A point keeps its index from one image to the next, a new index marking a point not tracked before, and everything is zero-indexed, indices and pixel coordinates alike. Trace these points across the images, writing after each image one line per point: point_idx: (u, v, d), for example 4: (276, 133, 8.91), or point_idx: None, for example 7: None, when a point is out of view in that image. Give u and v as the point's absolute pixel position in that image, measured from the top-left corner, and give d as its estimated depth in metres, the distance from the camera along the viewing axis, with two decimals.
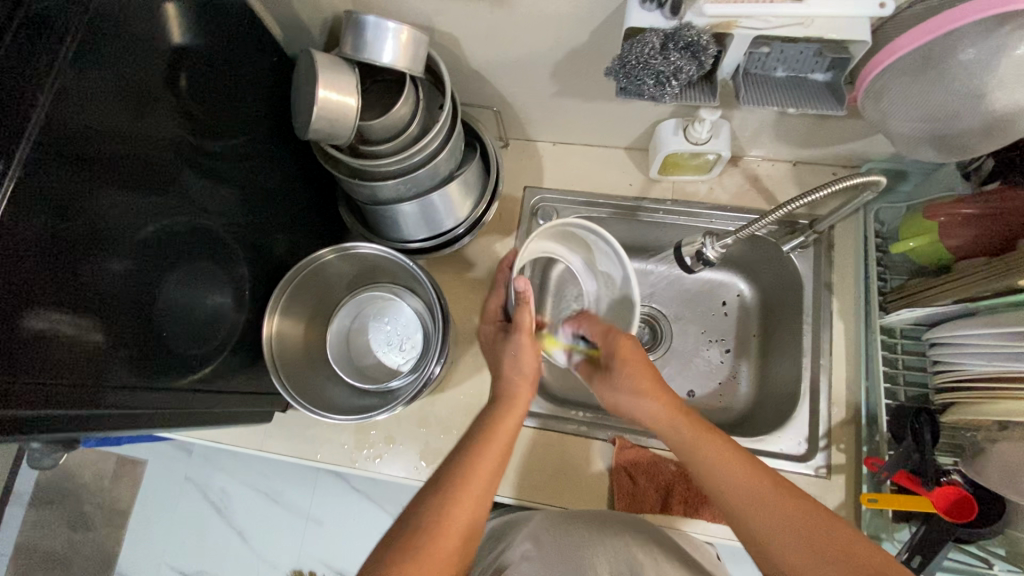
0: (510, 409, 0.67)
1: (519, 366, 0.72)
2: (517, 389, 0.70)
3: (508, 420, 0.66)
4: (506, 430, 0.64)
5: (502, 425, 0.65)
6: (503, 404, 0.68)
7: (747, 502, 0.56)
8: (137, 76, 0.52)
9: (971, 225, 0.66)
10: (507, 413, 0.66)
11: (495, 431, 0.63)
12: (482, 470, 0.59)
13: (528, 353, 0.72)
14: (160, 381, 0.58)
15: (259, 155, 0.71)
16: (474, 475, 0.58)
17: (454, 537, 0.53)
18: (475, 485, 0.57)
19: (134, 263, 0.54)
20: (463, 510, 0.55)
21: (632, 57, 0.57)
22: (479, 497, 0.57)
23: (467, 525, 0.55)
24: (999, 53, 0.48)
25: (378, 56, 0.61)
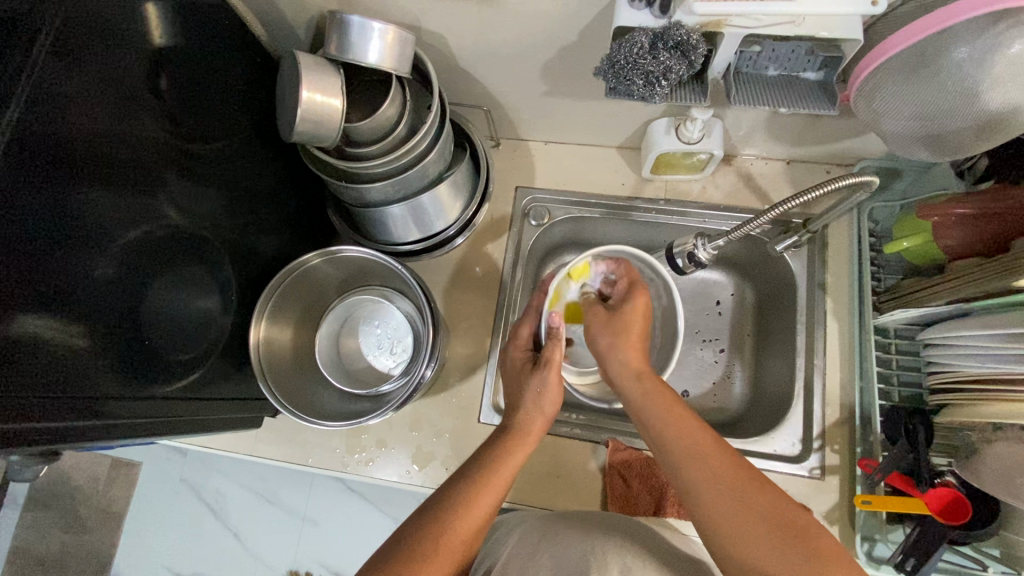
0: (516, 444, 0.63)
1: (541, 404, 0.66)
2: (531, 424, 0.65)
3: (516, 458, 0.62)
4: (510, 469, 0.61)
5: (507, 460, 0.61)
6: (511, 440, 0.63)
7: (701, 477, 0.53)
8: (114, 79, 0.51)
9: (966, 224, 0.65)
10: (514, 446, 0.63)
11: (500, 465, 0.60)
12: (479, 507, 0.57)
13: (551, 394, 0.66)
14: (147, 389, 0.57)
15: (244, 157, 0.69)
16: (474, 507, 0.56)
17: (444, 563, 0.53)
18: (472, 514, 0.56)
19: (116, 270, 0.53)
20: (461, 539, 0.55)
21: (620, 57, 0.56)
22: (477, 528, 0.56)
23: (460, 553, 0.54)
24: (993, 52, 0.48)
25: (363, 56, 0.60)
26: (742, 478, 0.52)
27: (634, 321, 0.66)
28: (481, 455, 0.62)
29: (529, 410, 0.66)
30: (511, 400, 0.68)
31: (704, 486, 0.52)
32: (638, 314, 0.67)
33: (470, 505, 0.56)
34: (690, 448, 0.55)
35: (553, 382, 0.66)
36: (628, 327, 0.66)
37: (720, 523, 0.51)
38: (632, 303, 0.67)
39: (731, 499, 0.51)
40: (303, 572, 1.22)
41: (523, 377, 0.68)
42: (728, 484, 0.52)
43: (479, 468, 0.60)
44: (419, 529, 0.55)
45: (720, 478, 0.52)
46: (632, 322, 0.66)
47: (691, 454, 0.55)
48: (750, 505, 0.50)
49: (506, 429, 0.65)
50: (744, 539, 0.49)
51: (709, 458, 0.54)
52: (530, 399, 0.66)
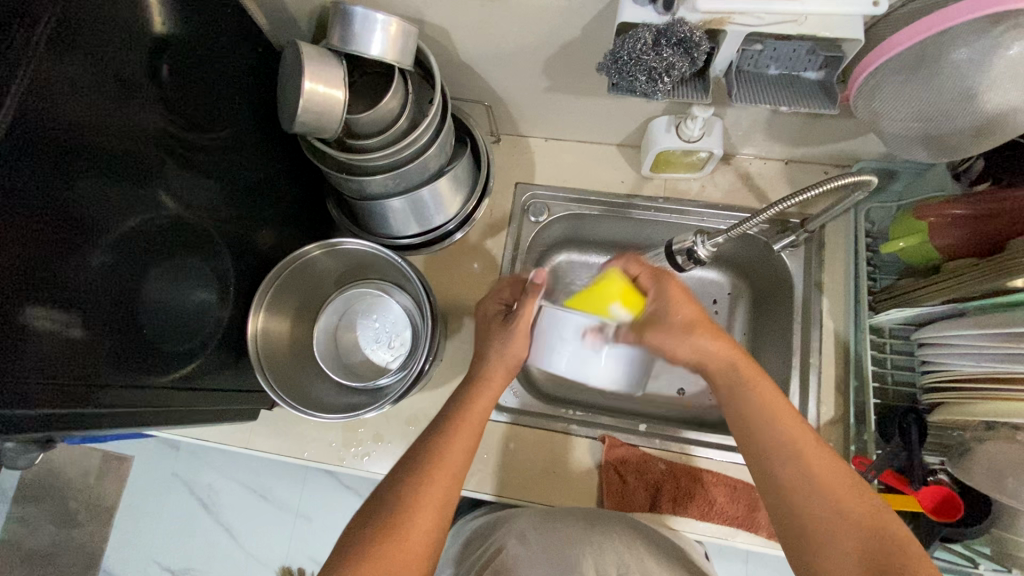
0: (478, 393, 0.64)
1: (505, 353, 0.67)
2: (492, 371, 0.66)
3: (481, 406, 0.63)
4: (474, 420, 0.62)
5: (472, 408, 0.63)
6: (473, 390, 0.65)
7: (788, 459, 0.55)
8: (114, 65, 0.50)
9: (963, 225, 0.65)
10: (477, 395, 0.64)
11: (463, 418, 0.61)
12: (446, 468, 0.57)
13: (519, 338, 0.67)
14: (145, 379, 0.57)
15: (244, 148, 0.69)
16: (447, 457, 0.57)
17: (427, 516, 0.54)
18: (445, 463, 0.57)
19: (115, 258, 0.52)
20: (440, 491, 0.55)
21: (624, 53, 0.56)
22: (453, 478, 0.57)
23: (439, 504, 0.55)
24: (993, 53, 0.48)
25: (366, 48, 0.60)
26: (850, 492, 0.53)
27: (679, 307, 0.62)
28: (445, 413, 0.62)
29: (495, 357, 0.67)
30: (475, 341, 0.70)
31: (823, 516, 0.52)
32: (676, 300, 0.63)
33: (441, 455, 0.57)
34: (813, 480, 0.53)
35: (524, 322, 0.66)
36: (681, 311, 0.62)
37: (810, 532, 0.52)
38: (664, 290, 0.63)
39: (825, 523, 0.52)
40: (296, 568, 1.21)
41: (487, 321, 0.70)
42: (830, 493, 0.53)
43: (445, 423, 0.61)
44: (393, 488, 0.55)
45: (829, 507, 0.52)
46: (677, 307, 0.62)
47: (785, 445, 0.55)
48: (855, 534, 0.51)
49: (471, 377, 0.67)
50: (837, 561, 0.51)
51: (826, 488, 0.53)
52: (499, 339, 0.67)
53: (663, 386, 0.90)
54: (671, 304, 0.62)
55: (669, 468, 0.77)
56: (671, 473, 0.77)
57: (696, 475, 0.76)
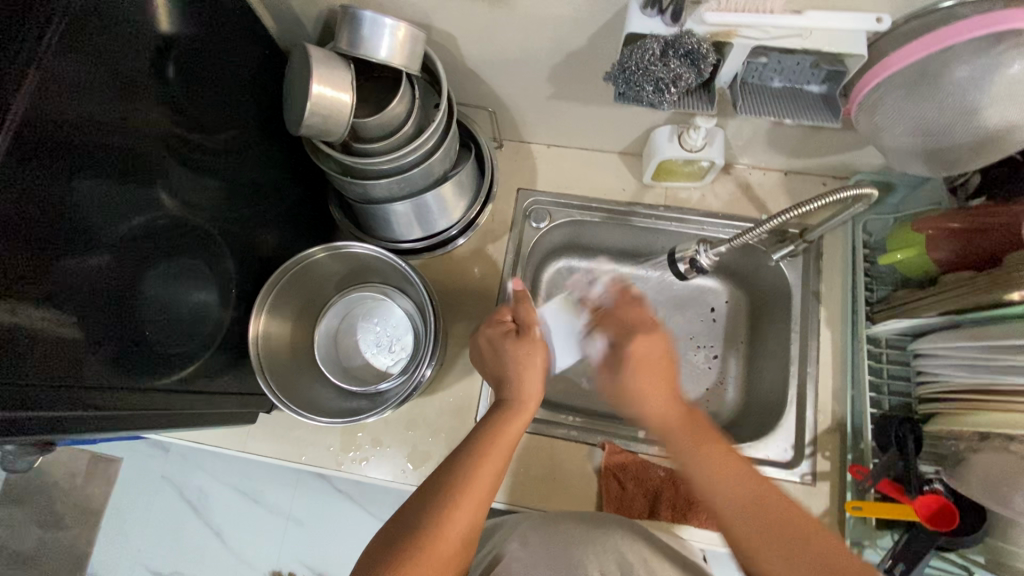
0: (513, 414, 0.64)
1: (529, 373, 0.67)
2: (526, 393, 0.66)
3: (512, 430, 0.63)
4: (508, 439, 0.62)
5: (505, 430, 0.62)
6: (505, 413, 0.64)
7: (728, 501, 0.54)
8: (120, 63, 0.50)
9: (958, 239, 0.67)
10: (509, 418, 0.63)
11: (496, 436, 0.61)
12: (478, 486, 0.57)
13: (536, 359, 0.68)
14: (144, 381, 0.56)
15: (248, 150, 0.69)
16: (476, 481, 0.57)
17: (453, 541, 0.53)
18: (473, 488, 0.56)
19: (115, 258, 0.52)
20: (468, 516, 0.55)
21: (632, 63, 0.56)
22: (481, 502, 0.57)
23: (466, 529, 0.55)
24: (993, 71, 0.49)
25: (374, 52, 0.60)
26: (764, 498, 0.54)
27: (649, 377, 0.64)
28: (479, 428, 0.63)
29: (518, 376, 0.67)
30: (492, 360, 0.70)
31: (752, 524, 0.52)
32: (643, 364, 0.65)
33: (473, 473, 0.57)
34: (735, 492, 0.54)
35: (537, 357, 0.68)
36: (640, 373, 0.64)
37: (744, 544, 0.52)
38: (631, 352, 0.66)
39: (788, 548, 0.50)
40: (286, 572, 1.20)
41: (500, 339, 0.69)
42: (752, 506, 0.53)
43: (478, 444, 0.60)
44: (422, 509, 0.55)
45: (768, 519, 0.52)
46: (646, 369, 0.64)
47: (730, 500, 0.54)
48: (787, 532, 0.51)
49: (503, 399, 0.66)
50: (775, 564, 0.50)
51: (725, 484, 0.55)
52: (516, 368, 0.67)
53: None
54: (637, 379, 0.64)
55: (668, 475, 0.77)
56: (670, 480, 0.77)
57: None
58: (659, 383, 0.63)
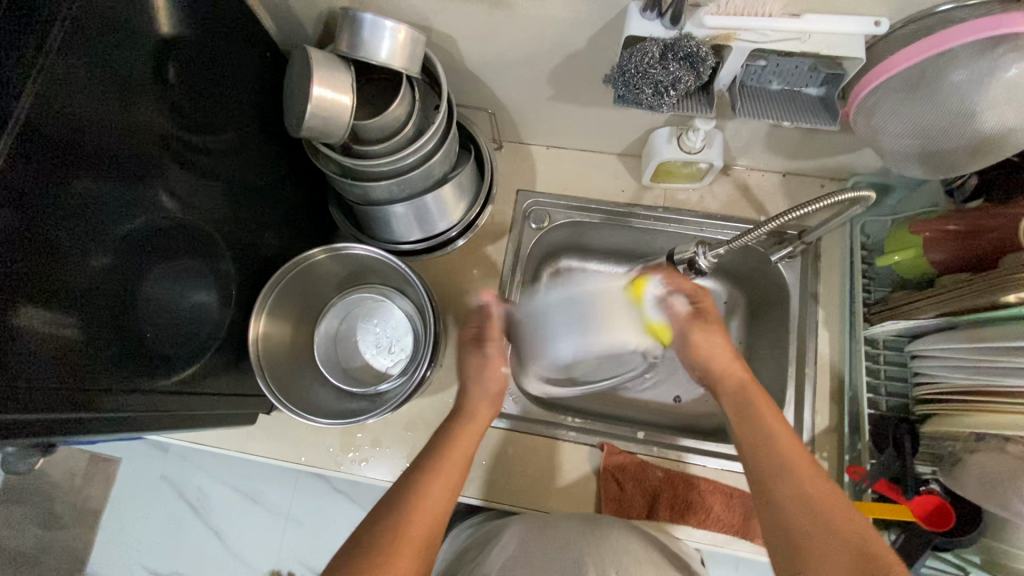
0: (466, 422, 0.70)
1: (485, 387, 0.74)
2: (479, 407, 0.72)
3: (469, 435, 0.68)
4: (466, 447, 0.67)
5: (460, 438, 0.68)
6: (461, 422, 0.70)
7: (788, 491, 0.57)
8: (121, 66, 0.50)
9: (957, 240, 0.67)
10: (464, 429, 0.69)
11: (453, 442, 0.67)
12: (439, 481, 0.62)
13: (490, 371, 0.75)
14: (146, 383, 0.57)
15: (248, 151, 0.69)
16: (434, 480, 0.62)
17: (417, 533, 0.58)
18: (435, 483, 0.62)
19: (118, 261, 0.52)
20: (428, 512, 0.59)
21: (631, 66, 0.56)
22: (441, 501, 0.61)
23: (430, 521, 0.59)
24: (990, 75, 0.50)
25: (374, 54, 0.60)
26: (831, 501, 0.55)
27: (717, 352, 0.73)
28: (437, 436, 0.68)
29: (473, 393, 0.73)
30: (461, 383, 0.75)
31: (795, 499, 0.56)
32: (707, 326, 0.76)
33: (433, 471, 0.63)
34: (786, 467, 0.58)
35: (494, 365, 0.75)
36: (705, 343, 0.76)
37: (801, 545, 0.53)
38: (704, 304, 0.77)
39: (828, 539, 0.52)
40: (286, 571, 1.20)
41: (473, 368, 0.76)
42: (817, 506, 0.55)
43: (435, 448, 0.66)
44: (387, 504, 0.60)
45: (826, 517, 0.54)
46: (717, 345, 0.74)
47: (792, 488, 0.57)
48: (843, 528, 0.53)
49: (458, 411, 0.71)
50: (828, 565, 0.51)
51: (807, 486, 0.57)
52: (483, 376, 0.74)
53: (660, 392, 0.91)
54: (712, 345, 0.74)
55: (667, 475, 0.78)
56: (669, 480, 0.77)
57: (692, 482, 0.77)
58: (728, 355, 0.73)
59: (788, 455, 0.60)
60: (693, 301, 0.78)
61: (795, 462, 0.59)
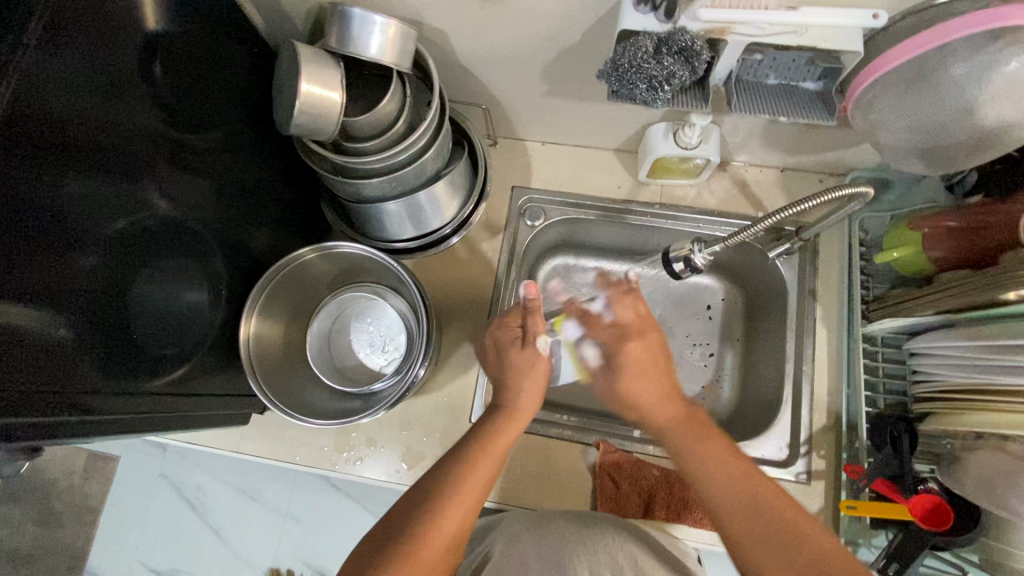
0: (506, 422, 0.64)
1: (529, 382, 0.66)
2: (522, 404, 0.66)
3: (506, 435, 0.63)
4: (500, 448, 0.61)
5: (496, 440, 0.62)
6: (501, 420, 0.64)
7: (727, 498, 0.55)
8: (106, 62, 0.49)
9: (957, 236, 0.66)
10: (503, 427, 0.63)
11: (489, 443, 0.61)
12: (473, 485, 0.57)
13: (539, 367, 0.67)
14: (133, 383, 0.56)
15: (238, 150, 0.68)
16: (465, 489, 0.56)
17: (439, 546, 0.53)
18: (467, 490, 0.56)
19: (103, 260, 0.51)
20: (451, 521, 0.54)
21: (624, 60, 0.55)
22: (467, 508, 0.56)
23: (454, 533, 0.55)
24: (990, 68, 0.49)
25: (364, 50, 0.59)
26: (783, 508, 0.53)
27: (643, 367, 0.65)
28: (473, 433, 0.63)
29: (517, 385, 0.66)
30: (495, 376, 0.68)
31: (739, 510, 0.54)
32: (635, 367, 0.65)
33: (465, 478, 0.57)
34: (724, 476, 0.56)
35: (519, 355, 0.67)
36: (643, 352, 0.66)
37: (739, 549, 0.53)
38: (618, 356, 0.66)
39: (773, 545, 0.51)
40: (285, 569, 1.20)
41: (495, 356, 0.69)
42: (766, 518, 0.53)
43: (470, 447, 0.60)
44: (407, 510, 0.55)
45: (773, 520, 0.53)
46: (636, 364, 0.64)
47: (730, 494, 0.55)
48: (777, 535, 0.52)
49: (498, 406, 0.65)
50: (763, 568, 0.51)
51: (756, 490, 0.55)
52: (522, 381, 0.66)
53: None
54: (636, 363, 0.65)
55: (663, 474, 0.77)
56: (666, 480, 0.77)
57: (689, 481, 0.76)
58: (654, 390, 0.64)
59: (723, 477, 0.56)
60: (608, 344, 0.68)
61: (730, 474, 0.56)
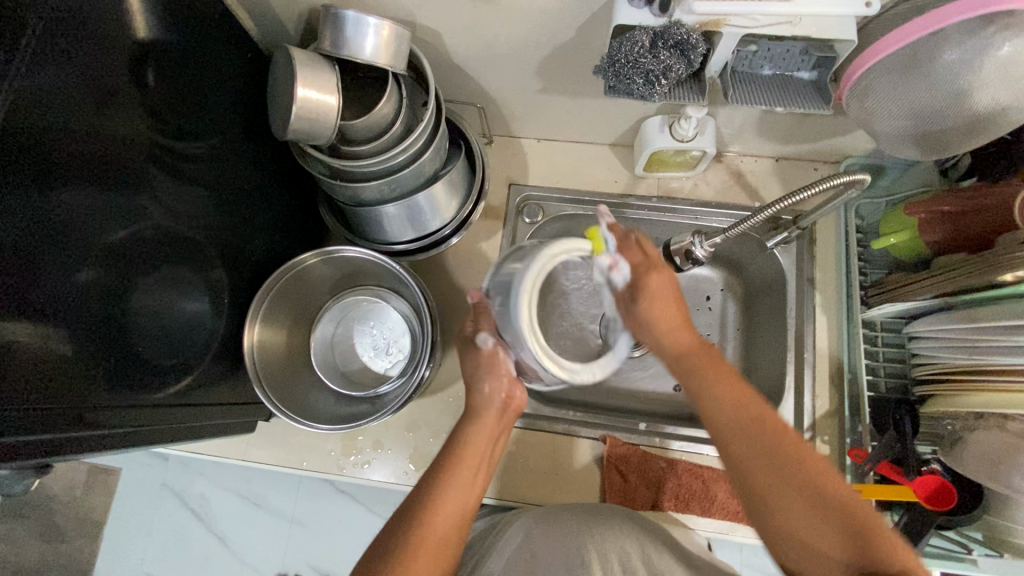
0: (474, 423, 0.63)
1: (490, 382, 0.63)
2: (485, 410, 0.63)
3: (480, 438, 0.62)
4: (473, 454, 0.61)
5: (467, 445, 0.62)
6: (467, 423, 0.63)
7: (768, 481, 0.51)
8: (99, 73, 0.49)
9: (950, 221, 0.66)
10: (470, 428, 0.63)
11: (461, 453, 0.61)
12: (455, 489, 0.59)
13: (490, 368, 0.63)
14: (137, 397, 0.55)
15: (234, 157, 0.68)
16: (447, 497, 0.58)
17: (427, 557, 0.54)
18: (449, 503, 0.58)
19: (102, 271, 0.51)
20: (441, 527, 0.56)
21: (621, 55, 0.56)
22: (456, 513, 0.58)
23: (442, 540, 0.56)
24: (984, 53, 0.49)
25: (359, 52, 0.59)
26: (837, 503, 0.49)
27: (663, 305, 0.56)
28: (447, 444, 0.63)
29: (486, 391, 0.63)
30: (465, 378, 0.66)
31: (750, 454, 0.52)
32: (655, 297, 0.56)
33: (440, 487, 0.58)
34: (715, 381, 0.56)
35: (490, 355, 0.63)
36: (660, 300, 0.56)
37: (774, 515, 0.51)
38: (642, 283, 0.56)
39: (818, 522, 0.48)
40: None
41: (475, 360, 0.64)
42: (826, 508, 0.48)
43: (442, 460, 0.61)
44: (395, 527, 0.57)
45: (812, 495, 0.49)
46: (653, 302, 0.56)
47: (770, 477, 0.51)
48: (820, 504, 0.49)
49: (468, 409, 0.64)
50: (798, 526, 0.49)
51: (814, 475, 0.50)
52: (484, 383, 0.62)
53: (661, 382, 0.90)
54: (656, 300, 0.56)
55: (670, 465, 0.77)
56: (672, 470, 0.77)
57: (697, 472, 0.77)
58: (671, 317, 0.57)
59: (750, 454, 0.52)
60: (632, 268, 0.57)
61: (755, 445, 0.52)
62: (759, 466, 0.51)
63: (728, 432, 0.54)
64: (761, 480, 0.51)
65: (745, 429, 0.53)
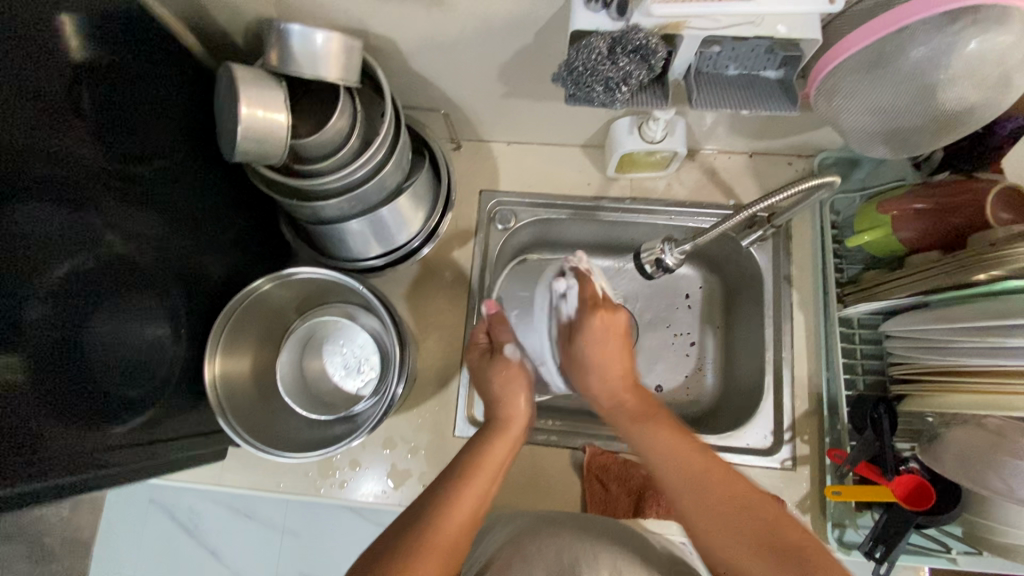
0: (499, 433, 0.66)
1: (513, 389, 0.69)
2: (511, 417, 0.68)
3: (500, 448, 0.65)
4: (495, 462, 0.63)
5: (489, 453, 0.63)
6: (496, 432, 0.66)
7: (711, 524, 0.53)
8: (30, 98, 0.46)
9: (924, 218, 0.65)
10: (498, 440, 0.65)
11: (485, 457, 0.63)
12: (473, 488, 0.59)
13: (513, 376, 0.69)
14: (96, 434, 0.54)
15: (187, 177, 0.65)
16: (462, 499, 0.58)
17: (433, 561, 0.52)
18: (462, 505, 0.57)
19: (51, 309, 0.49)
20: (452, 533, 0.55)
21: (578, 63, 0.54)
22: (468, 521, 0.57)
23: (449, 548, 0.54)
24: (950, 50, 0.48)
25: (305, 68, 0.56)
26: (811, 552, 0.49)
27: (609, 348, 0.66)
28: (469, 447, 0.65)
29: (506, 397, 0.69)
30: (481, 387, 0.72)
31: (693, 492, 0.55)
32: (598, 335, 0.66)
33: (460, 488, 0.58)
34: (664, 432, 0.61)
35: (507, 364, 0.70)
36: (607, 347, 0.66)
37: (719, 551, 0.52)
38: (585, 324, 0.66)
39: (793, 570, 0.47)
40: None
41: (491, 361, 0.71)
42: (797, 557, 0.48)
43: (464, 460, 0.62)
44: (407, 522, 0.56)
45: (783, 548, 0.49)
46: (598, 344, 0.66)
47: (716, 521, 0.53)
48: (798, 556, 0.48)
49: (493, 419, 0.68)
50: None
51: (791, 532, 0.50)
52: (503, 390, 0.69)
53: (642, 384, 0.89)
54: (599, 335, 0.65)
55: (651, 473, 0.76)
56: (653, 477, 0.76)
57: None
58: (617, 358, 0.66)
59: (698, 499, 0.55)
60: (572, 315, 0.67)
61: (700, 486, 0.55)
62: (704, 513, 0.54)
63: (673, 484, 0.57)
64: (706, 521, 0.53)
65: (695, 475, 0.56)
